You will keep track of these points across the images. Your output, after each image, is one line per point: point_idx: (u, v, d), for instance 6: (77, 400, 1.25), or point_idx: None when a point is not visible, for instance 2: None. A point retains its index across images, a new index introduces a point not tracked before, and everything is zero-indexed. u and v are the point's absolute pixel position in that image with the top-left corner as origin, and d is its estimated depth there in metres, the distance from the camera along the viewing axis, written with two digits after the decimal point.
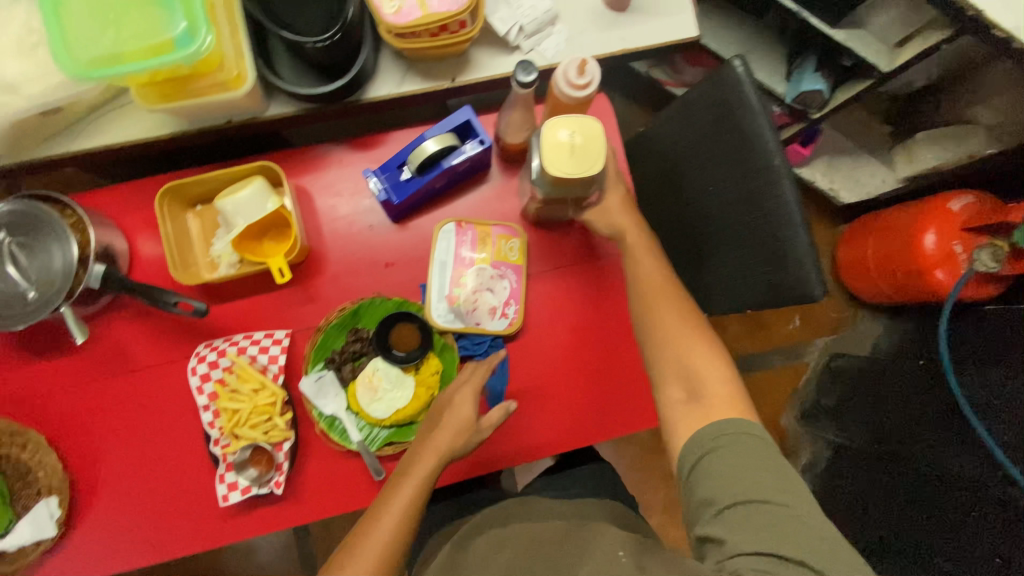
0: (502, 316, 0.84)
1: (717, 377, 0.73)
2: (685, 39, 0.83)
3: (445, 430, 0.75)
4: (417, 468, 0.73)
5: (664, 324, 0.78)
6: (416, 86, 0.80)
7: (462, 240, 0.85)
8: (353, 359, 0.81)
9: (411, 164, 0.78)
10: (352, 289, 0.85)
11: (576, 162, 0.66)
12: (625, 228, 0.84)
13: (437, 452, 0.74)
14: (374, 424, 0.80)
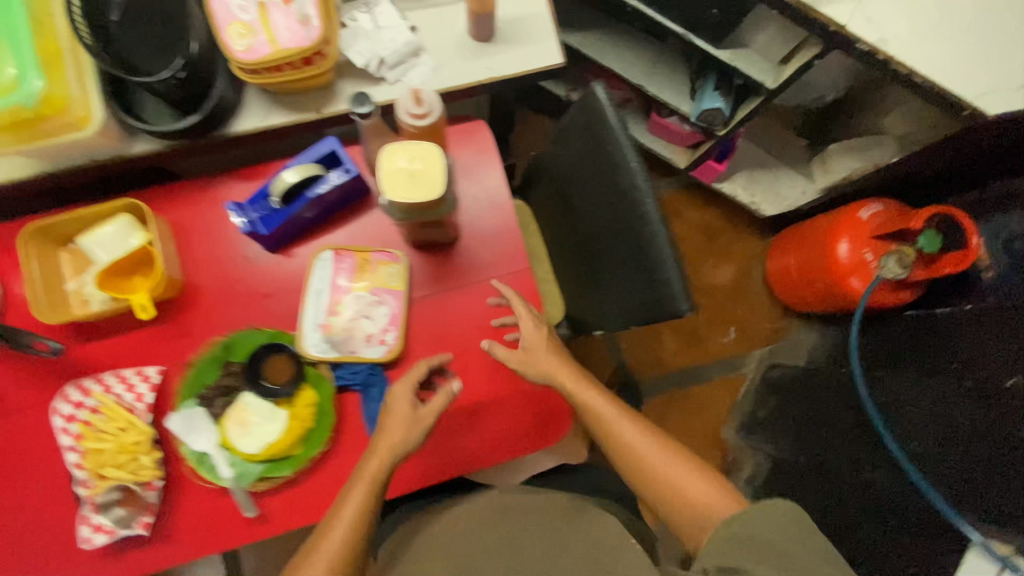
0: (380, 343, 0.83)
1: (701, 479, 0.75)
2: (549, 65, 0.85)
3: (393, 429, 0.77)
4: (364, 476, 0.74)
5: (635, 450, 0.78)
6: (283, 118, 0.81)
7: (340, 267, 0.85)
8: (226, 393, 0.81)
9: (274, 196, 0.78)
10: (227, 322, 0.84)
11: (417, 188, 0.66)
12: (556, 371, 0.84)
13: (385, 453, 0.76)
14: (247, 460, 0.79)
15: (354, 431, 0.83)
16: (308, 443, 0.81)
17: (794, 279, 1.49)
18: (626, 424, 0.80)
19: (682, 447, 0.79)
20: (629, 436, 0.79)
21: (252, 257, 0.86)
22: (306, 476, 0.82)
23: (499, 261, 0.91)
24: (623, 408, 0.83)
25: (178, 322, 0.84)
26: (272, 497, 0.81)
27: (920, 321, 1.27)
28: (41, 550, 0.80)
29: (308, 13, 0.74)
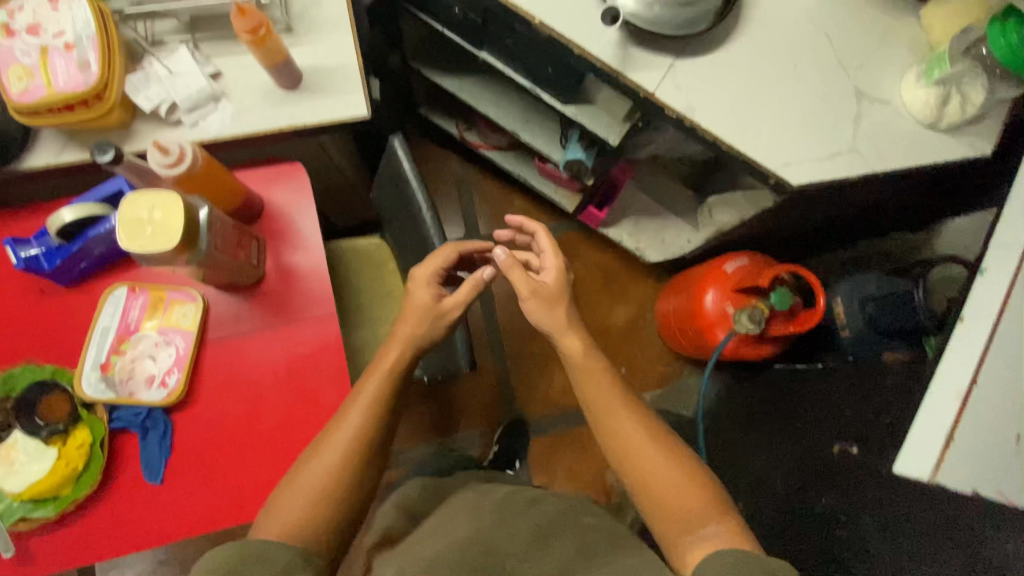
0: (160, 385, 0.83)
1: (695, 486, 0.80)
2: (354, 116, 0.86)
3: (402, 336, 0.88)
4: (370, 383, 0.83)
5: (629, 444, 0.84)
6: (74, 155, 0.81)
7: (131, 305, 0.85)
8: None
9: (52, 232, 0.78)
10: (10, 356, 0.84)
11: (154, 238, 0.66)
12: (559, 331, 0.94)
13: (391, 367, 0.85)
14: (11, 499, 0.78)
15: (130, 471, 0.83)
16: (79, 483, 0.80)
17: (673, 325, 1.50)
18: (631, 421, 0.86)
19: (685, 451, 0.84)
20: (627, 431, 0.85)
21: (43, 292, 0.85)
22: (80, 514, 0.82)
23: (305, 303, 0.89)
24: (624, 401, 0.89)
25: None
26: (42, 536, 0.81)
27: (791, 378, 1.26)
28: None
29: (88, 59, 0.76)
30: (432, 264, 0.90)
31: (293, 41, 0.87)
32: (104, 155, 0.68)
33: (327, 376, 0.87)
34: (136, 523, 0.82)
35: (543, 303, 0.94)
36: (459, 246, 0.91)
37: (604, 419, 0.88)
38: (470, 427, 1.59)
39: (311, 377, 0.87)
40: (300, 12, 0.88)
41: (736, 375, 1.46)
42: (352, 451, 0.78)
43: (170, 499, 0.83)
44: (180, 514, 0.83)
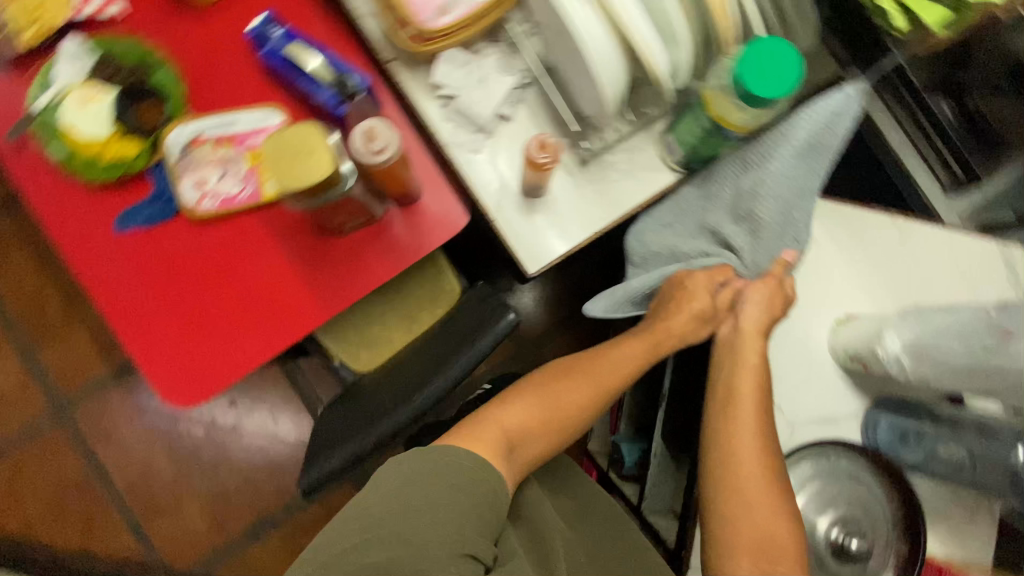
0: (198, 195, 0.85)
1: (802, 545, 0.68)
2: (524, 262, 0.80)
3: (615, 367, 0.83)
4: (619, 364, 0.83)
5: (739, 445, 0.72)
6: (372, 29, 0.82)
7: (264, 131, 0.86)
8: (115, 79, 0.86)
9: (289, 51, 0.81)
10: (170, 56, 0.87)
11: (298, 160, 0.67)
12: (744, 328, 0.80)
13: (577, 396, 0.81)
14: (55, 120, 0.84)
15: (117, 199, 0.86)
16: (88, 166, 0.84)
17: None
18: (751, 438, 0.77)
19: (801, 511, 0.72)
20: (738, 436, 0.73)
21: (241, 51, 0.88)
22: (65, 178, 0.85)
23: (334, 282, 0.89)
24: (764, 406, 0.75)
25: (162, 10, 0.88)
26: (38, 150, 0.85)
27: None
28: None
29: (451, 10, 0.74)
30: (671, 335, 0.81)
31: (572, 168, 0.80)
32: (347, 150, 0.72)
33: (279, 328, 0.87)
34: (76, 225, 0.86)
35: (754, 295, 0.80)
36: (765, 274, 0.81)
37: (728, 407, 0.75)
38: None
39: (267, 318, 0.87)
40: (607, 162, 0.80)
41: None
42: (568, 415, 0.80)
43: (105, 249, 0.86)
44: (95, 257, 0.86)
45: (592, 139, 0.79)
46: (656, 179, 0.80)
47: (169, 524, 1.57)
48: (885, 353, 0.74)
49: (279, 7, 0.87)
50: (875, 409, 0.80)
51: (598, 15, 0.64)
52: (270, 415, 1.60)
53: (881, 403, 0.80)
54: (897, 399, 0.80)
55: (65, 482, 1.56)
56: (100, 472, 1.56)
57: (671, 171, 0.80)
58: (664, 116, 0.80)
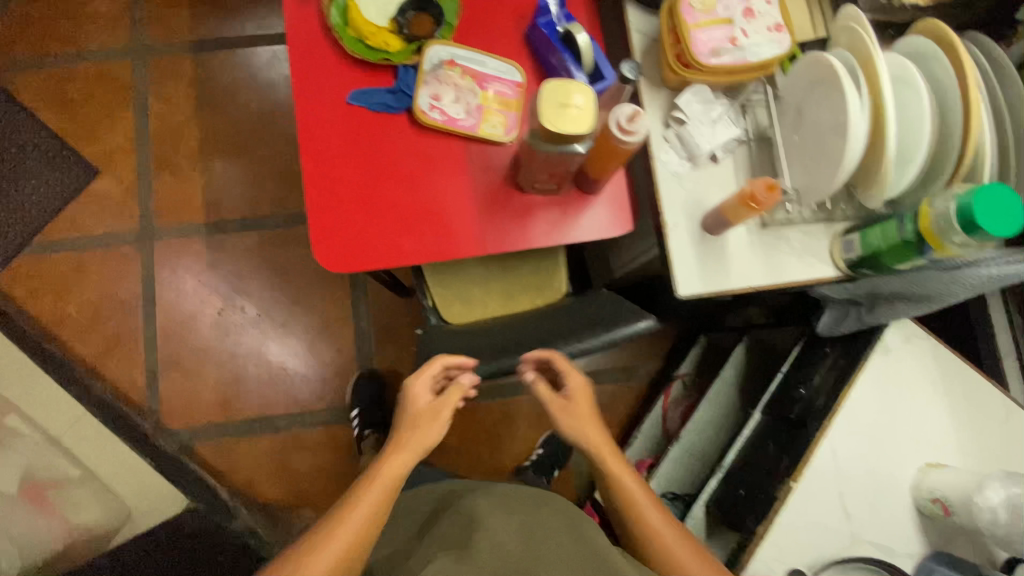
0: (427, 104, 0.94)
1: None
2: (677, 283, 0.86)
3: (374, 496, 0.82)
4: (384, 484, 0.84)
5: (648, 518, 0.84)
6: (635, 39, 0.92)
7: (504, 82, 0.96)
8: None
9: (567, 27, 0.91)
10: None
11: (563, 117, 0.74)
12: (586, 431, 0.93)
13: (352, 531, 0.79)
14: None
15: (360, 78, 0.96)
16: (355, 41, 0.95)
17: None
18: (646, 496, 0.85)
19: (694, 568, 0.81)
20: (642, 508, 0.85)
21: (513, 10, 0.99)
22: (330, 42, 0.96)
23: (499, 228, 0.96)
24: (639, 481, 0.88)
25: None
26: (319, 12, 0.96)
27: None
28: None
29: (721, 53, 0.83)
30: (428, 442, 0.90)
31: (753, 225, 0.88)
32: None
33: (431, 239, 0.95)
34: (318, 81, 0.95)
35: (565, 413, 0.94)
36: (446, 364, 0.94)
37: (609, 472, 0.89)
38: (377, 359, 1.64)
39: (432, 230, 0.95)
40: (783, 235, 0.88)
41: None
42: (371, 518, 0.81)
43: (330, 113, 0.95)
44: (319, 113, 0.95)
45: (778, 211, 0.88)
46: (819, 268, 0.88)
47: (182, 385, 1.58)
48: (981, 503, 0.77)
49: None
50: (930, 559, 0.83)
51: (867, 117, 0.74)
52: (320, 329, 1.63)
53: (936, 555, 0.83)
54: (949, 556, 0.83)
55: (113, 304, 1.59)
56: (147, 310, 1.59)
57: (834, 268, 0.87)
58: (848, 221, 0.88)
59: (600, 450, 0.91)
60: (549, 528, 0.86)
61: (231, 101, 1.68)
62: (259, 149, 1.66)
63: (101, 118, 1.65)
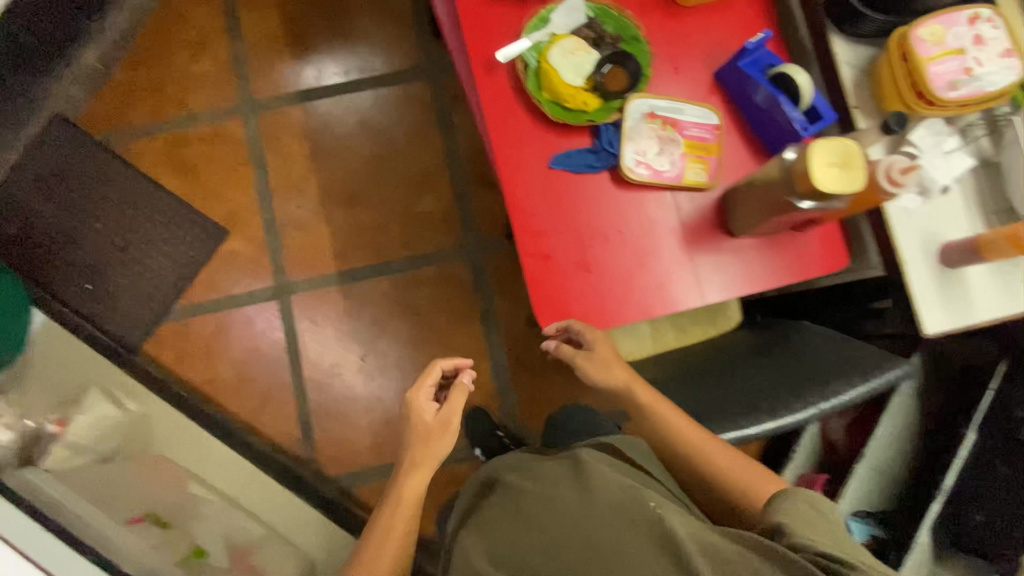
0: (635, 160, 0.93)
1: (734, 495, 0.85)
2: (924, 324, 0.85)
3: (403, 516, 0.97)
4: (408, 504, 0.98)
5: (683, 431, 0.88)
6: (847, 74, 0.90)
7: (703, 128, 0.94)
8: (596, 38, 0.95)
9: (778, 68, 0.88)
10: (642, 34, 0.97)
11: (841, 175, 0.72)
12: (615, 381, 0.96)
13: (389, 552, 0.94)
14: (541, 55, 0.94)
15: (559, 139, 0.95)
16: (553, 103, 0.94)
17: None
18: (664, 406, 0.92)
19: (704, 468, 0.86)
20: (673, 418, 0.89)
21: (701, 52, 0.98)
22: (525, 107, 0.95)
23: (712, 278, 0.94)
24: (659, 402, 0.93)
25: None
26: (510, 76, 0.95)
27: None
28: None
29: (960, 86, 0.80)
30: (436, 454, 1.02)
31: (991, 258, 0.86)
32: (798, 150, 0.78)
33: (649, 293, 0.93)
34: (519, 149, 0.95)
35: (597, 364, 0.97)
36: (444, 365, 1.10)
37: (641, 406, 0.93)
38: (514, 390, 1.65)
39: (645, 284, 0.93)
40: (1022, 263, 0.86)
41: None
42: (403, 531, 0.97)
43: (533, 177, 0.95)
44: (524, 180, 0.94)
45: None
46: None
47: (334, 433, 1.62)
48: None
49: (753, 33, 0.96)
50: None
51: None
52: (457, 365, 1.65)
53: None
54: None
55: (259, 361, 1.63)
56: (291, 362, 1.63)
57: None
58: None
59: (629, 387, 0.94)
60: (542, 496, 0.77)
61: (342, 147, 1.69)
62: (378, 195, 1.69)
63: (223, 179, 1.67)
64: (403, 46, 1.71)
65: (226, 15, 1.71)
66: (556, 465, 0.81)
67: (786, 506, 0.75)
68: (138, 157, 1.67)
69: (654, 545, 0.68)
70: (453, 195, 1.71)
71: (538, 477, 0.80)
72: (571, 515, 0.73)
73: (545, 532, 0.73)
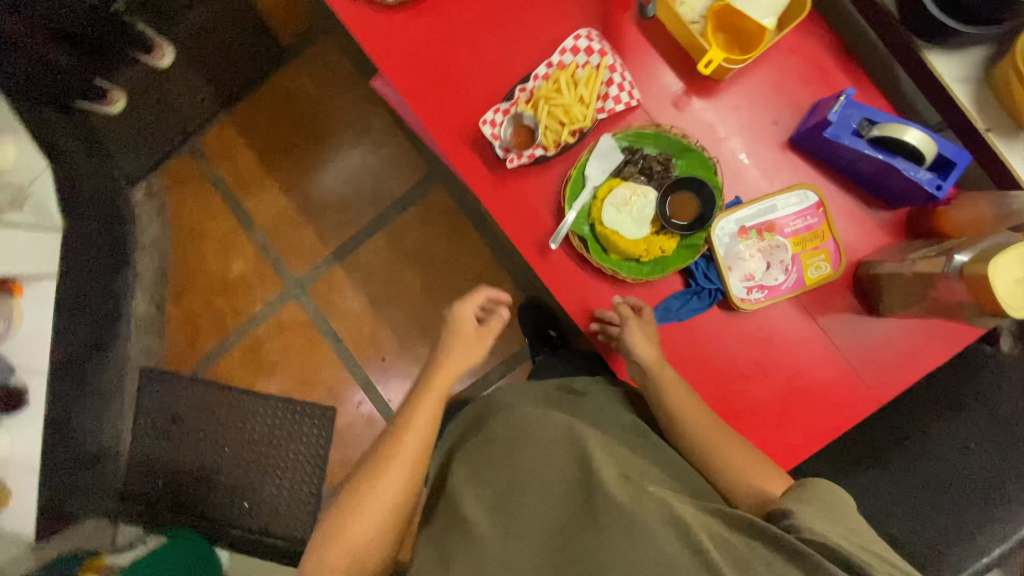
0: (746, 288, 0.80)
1: (729, 486, 0.73)
2: None
3: (425, 415, 0.78)
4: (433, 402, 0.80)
5: (694, 419, 0.76)
6: (961, 94, 0.72)
7: (805, 216, 0.80)
8: (642, 170, 0.82)
9: (879, 129, 0.72)
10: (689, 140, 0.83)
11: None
12: (652, 359, 0.79)
13: (396, 490, 0.71)
14: (593, 220, 0.83)
15: (649, 293, 0.84)
16: (628, 263, 0.84)
17: None
18: (676, 387, 0.78)
19: (713, 459, 0.75)
20: (689, 405, 0.77)
21: (765, 126, 0.82)
22: (598, 279, 0.85)
23: (879, 371, 0.81)
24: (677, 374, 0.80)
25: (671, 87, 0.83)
26: (568, 251, 0.85)
27: None
28: (426, 72, 0.85)
29: None
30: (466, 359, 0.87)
31: None
32: (976, 254, 0.64)
33: (817, 417, 0.82)
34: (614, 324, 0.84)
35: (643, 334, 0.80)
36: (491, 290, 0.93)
37: (661, 391, 0.79)
38: None
39: (809, 412, 0.82)
40: None
41: None
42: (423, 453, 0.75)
43: None
44: None
45: None
46: None
47: None
48: None
49: (814, 84, 0.81)
50: None
51: None
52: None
53: None
54: None
55: None
56: None
57: None
58: None
59: (656, 373, 0.79)
60: (530, 463, 0.71)
61: (393, 282, 1.66)
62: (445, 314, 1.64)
63: (304, 363, 1.69)
64: (403, 158, 1.66)
65: (234, 210, 1.69)
66: (551, 438, 0.74)
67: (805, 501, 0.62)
68: (224, 376, 1.71)
69: (665, 524, 0.58)
70: (516, 282, 1.63)
71: (537, 439, 0.74)
72: (570, 482, 0.67)
73: (536, 519, 0.65)
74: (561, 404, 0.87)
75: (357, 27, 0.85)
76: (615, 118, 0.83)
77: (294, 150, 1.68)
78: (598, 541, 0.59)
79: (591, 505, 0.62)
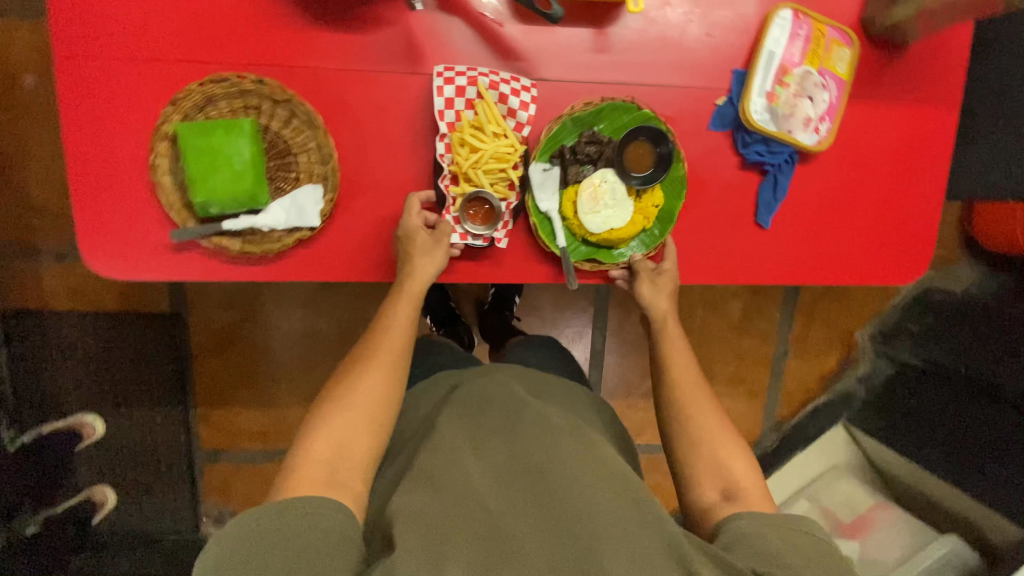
0: (814, 130, 0.77)
1: (682, 448, 0.70)
2: None
3: (380, 373, 0.69)
4: (387, 355, 0.71)
5: (682, 371, 0.75)
6: None
7: (797, 34, 0.75)
8: (581, 163, 0.75)
9: None
10: (656, 72, 0.77)
11: None
12: (661, 313, 0.79)
13: (364, 444, 0.65)
14: (581, 237, 0.77)
15: (741, 205, 0.81)
16: (639, 239, 0.79)
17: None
18: (670, 345, 0.78)
19: (687, 419, 0.71)
20: (682, 359, 0.77)
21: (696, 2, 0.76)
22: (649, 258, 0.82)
23: (940, 87, 0.81)
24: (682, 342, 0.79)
25: (602, 52, 0.76)
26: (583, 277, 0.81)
27: (958, 344, 1.30)
28: None
29: None
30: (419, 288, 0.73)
31: None
32: None
33: (925, 162, 0.83)
34: (737, 262, 0.82)
35: (650, 286, 0.78)
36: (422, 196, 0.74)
37: (662, 335, 0.79)
38: None
39: (920, 157, 0.83)
40: None
41: (930, 329, 1.37)
42: (378, 407, 0.67)
43: (766, 249, 0.82)
44: (771, 266, 0.83)
45: None
46: None
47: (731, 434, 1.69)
48: None
49: None
50: None
51: None
52: (747, 291, 1.44)
53: None
54: None
55: None
56: None
57: None
58: None
59: (663, 324, 0.79)
60: (549, 448, 0.61)
61: None
62: None
63: None
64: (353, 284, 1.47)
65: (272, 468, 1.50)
66: (552, 418, 0.66)
67: (745, 519, 0.61)
68: None
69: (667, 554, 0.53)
70: None
71: (545, 418, 0.66)
72: (598, 465, 0.60)
73: (537, 517, 0.55)
74: (537, 375, 0.78)
75: (313, 270, 0.74)
76: (535, 119, 0.76)
77: (272, 368, 1.42)
78: (601, 543, 0.52)
79: (595, 501, 0.55)
